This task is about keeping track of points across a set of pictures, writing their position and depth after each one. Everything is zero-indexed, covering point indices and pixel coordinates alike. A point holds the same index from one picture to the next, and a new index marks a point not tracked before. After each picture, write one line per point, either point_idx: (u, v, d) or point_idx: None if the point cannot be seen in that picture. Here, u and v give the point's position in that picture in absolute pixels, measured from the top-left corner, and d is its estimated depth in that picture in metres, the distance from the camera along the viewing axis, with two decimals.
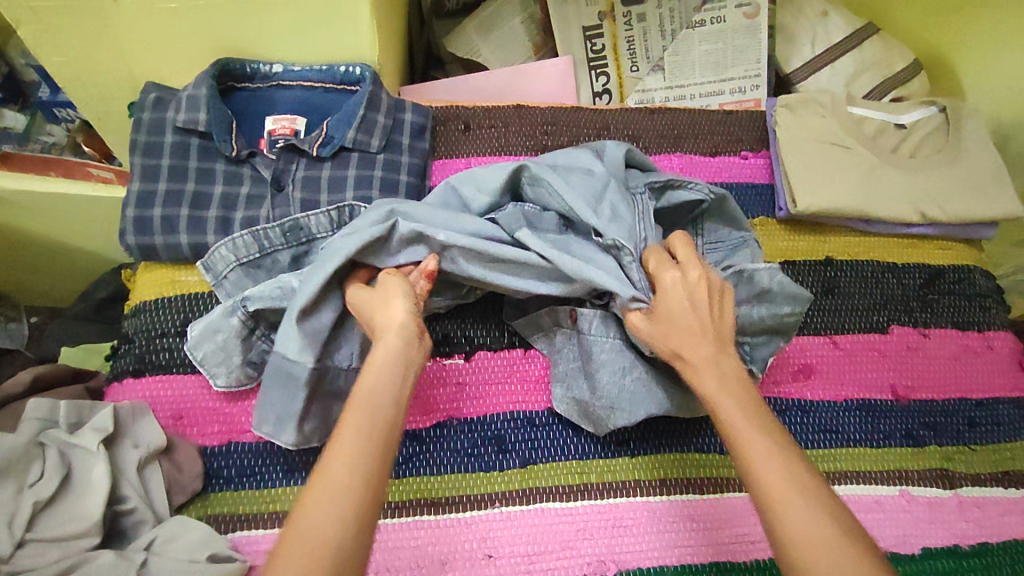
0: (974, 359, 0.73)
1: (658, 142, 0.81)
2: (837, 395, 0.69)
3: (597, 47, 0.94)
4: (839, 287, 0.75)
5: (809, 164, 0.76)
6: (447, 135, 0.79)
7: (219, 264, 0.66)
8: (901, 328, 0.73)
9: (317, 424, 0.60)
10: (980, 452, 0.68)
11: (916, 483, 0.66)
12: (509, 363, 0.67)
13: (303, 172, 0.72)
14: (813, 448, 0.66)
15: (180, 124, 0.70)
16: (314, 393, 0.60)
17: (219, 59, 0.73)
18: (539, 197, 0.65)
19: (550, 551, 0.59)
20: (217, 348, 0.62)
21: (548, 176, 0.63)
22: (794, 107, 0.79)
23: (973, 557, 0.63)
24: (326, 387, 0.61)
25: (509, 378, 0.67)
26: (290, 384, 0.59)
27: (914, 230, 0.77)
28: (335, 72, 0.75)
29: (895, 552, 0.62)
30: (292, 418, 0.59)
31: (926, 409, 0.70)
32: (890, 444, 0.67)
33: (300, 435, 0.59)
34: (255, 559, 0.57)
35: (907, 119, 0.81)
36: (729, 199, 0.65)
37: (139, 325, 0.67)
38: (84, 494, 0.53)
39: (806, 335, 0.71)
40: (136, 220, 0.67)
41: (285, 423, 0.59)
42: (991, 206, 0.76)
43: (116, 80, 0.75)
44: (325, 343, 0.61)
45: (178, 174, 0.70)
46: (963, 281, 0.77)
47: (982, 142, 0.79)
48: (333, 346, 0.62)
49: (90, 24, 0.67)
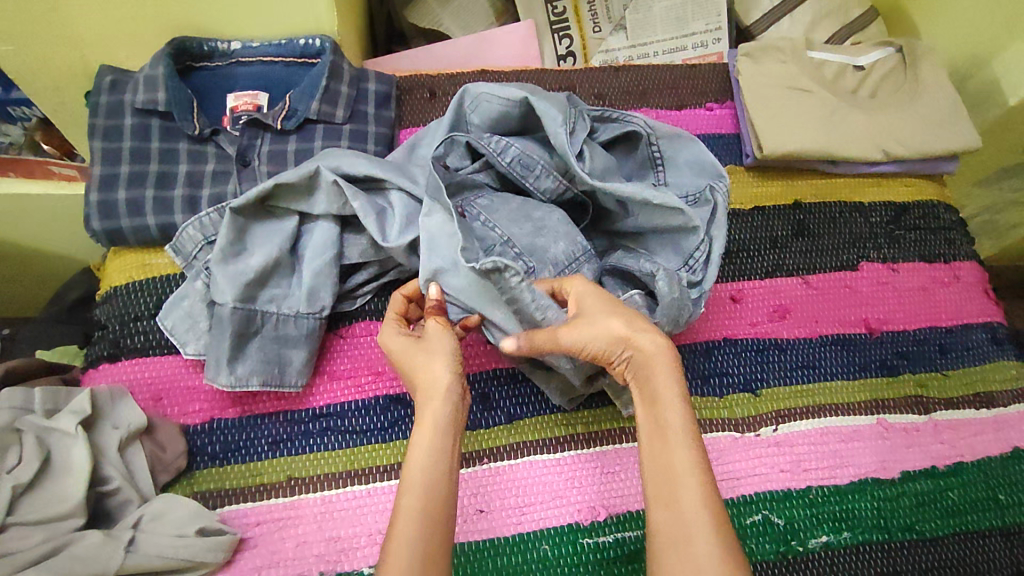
0: (942, 289, 0.75)
1: (624, 98, 0.81)
2: (812, 332, 0.70)
3: (559, 10, 0.93)
4: (808, 228, 0.76)
5: (773, 109, 0.76)
6: (413, 103, 0.78)
7: (188, 245, 0.64)
8: (870, 264, 0.75)
9: (251, 366, 0.60)
10: (951, 377, 0.70)
11: (892, 410, 0.68)
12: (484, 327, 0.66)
13: (269, 147, 0.71)
14: (792, 384, 0.68)
15: (138, 106, 0.68)
16: (246, 336, 0.60)
17: (174, 37, 0.72)
18: (486, 116, 0.66)
19: (541, 501, 0.60)
20: (184, 315, 0.62)
21: (493, 91, 0.66)
22: (754, 56, 0.80)
23: (949, 476, 0.65)
24: (269, 329, 0.61)
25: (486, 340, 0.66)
26: (226, 322, 0.60)
27: (878, 168, 0.79)
28: (295, 45, 0.74)
29: (875, 478, 0.64)
30: (225, 354, 0.59)
31: (898, 339, 0.72)
32: (866, 376, 0.69)
33: (234, 377, 0.59)
34: (247, 531, 0.57)
35: (866, 60, 0.82)
36: (682, 135, 0.68)
37: (111, 310, 0.66)
38: (65, 477, 0.52)
39: (779, 276, 0.73)
40: (100, 205, 0.66)
41: (222, 360, 0.59)
42: (952, 139, 0.77)
43: (69, 67, 0.73)
44: (258, 287, 0.61)
45: (140, 156, 0.68)
46: (928, 216, 0.79)
47: (939, 78, 0.80)
48: (271, 291, 0.62)
49: (37, 9, 0.65)
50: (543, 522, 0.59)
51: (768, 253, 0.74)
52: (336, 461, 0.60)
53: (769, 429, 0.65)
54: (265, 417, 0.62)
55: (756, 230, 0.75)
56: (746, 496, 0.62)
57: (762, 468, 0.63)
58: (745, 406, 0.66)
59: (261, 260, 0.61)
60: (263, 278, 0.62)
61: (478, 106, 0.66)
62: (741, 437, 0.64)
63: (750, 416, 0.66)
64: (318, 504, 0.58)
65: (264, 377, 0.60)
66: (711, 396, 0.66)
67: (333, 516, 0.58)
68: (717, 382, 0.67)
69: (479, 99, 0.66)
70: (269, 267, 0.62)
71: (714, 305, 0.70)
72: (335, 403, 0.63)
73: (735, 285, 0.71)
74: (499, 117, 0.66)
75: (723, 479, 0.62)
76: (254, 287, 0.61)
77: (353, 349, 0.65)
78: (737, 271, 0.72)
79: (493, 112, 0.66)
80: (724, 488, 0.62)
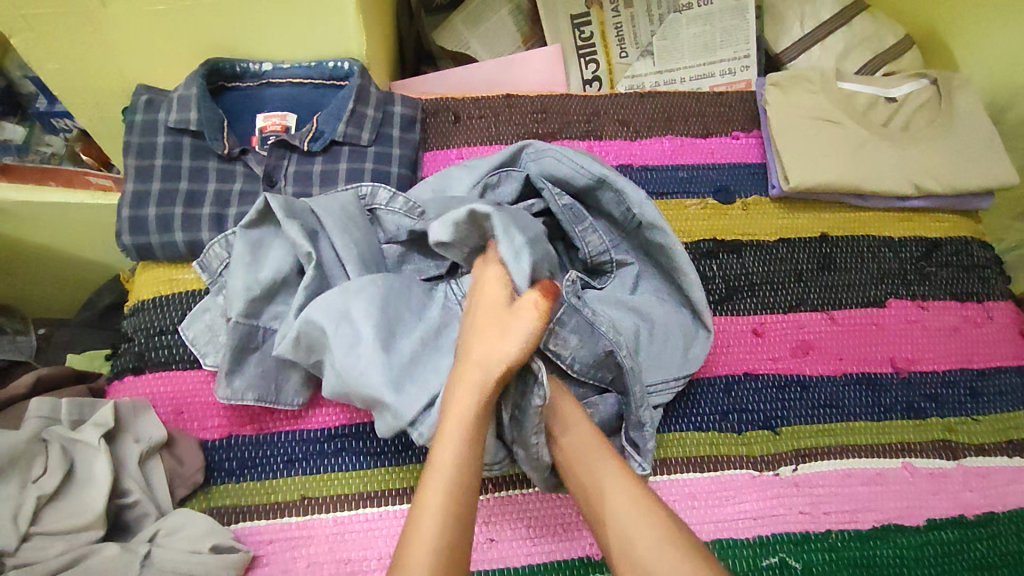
0: (973, 330, 0.73)
1: (648, 125, 0.81)
2: (836, 370, 0.69)
3: (586, 35, 0.94)
4: (835, 262, 0.74)
5: (800, 141, 0.76)
6: (438, 126, 0.79)
7: (215, 262, 0.66)
8: (898, 301, 0.73)
9: (248, 379, 0.60)
10: (982, 421, 0.68)
11: (918, 454, 0.65)
12: None
13: (295, 168, 0.72)
14: (813, 423, 0.66)
15: (172, 124, 0.70)
16: (243, 353, 0.61)
17: (208, 59, 0.74)
18: (544, 168, 0.66)
19: (551, 533, 0.59)
20: (205, 327, 0.64)
21: (553, 148, 0.66)
22: (783, 85, 0.80)
23: (978, 526, 0.62)
24: (269, 347, 0.62)
25: None
26: (229, 336, 0.60)
27: (908, 204, 0.77)
28: (325, 68, 0.76)
29: (898, 524, 0.62)
30: (225, 367, 0.60)
31: (926, 381, 0.69)
32: (891, 417, 0.67)
33: (231, 390, 0.60)
34: (258, 549, 0.57)
35: (897, 92, 0.81)
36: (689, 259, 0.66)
37: (138, 323, 0.68)
38: (86, 489, 0.53)
39: (802, 311, 0.71)
40: (132, 220, 0.68)
41: (221, 372, 0.60)
42: (986, 176, 0.75)
43: (110, 84, 0.76)
44: (262, 297, 0.62)
45: (172, 174, 0.70)
46: (961, 253, 0.77)
47: (975, 112, 0.78)
48: (268, 302, 0.62)
49: (81, 30, 0.68)
50: (553, 555, 0.58)
51: (791, 287, 0.72)
52: (348, 483, 0.60)
53: (788, 469, 0.63)
54: (281, 434, 0.62)
55: (781, 263, 0.74)
56: (761, 537, 0.60)
57: (780, 509, 0.62)
58: (764, 443, 0.65)
59: (270, 274, 0.62)
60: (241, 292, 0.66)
61: (539, 158, 0.67)
62: (759, 475, 0.63)
63: (768, 454, 0.64)
64: (330, 526, 0.58)
65: (259, 393, 0.60)
66: (728, 431, 0.65)
67: (344, 539, 0.58)
68: (734, 418, 0.66)
69: (542, 153, 0.67)
70: (276, 283, 0.62)
71: (734, 339, 0.69)
72: (349, 424, 0.63)
73: (756, 319, 0.70)
74: (561, 175, 0.66)
75: (738, 518, 0.61)
76: (260, 302, 0.62)
77: None
78: (760, 305, 0.71)
79: (556, 169, 0.66)
80: (740, 528, 0.60)
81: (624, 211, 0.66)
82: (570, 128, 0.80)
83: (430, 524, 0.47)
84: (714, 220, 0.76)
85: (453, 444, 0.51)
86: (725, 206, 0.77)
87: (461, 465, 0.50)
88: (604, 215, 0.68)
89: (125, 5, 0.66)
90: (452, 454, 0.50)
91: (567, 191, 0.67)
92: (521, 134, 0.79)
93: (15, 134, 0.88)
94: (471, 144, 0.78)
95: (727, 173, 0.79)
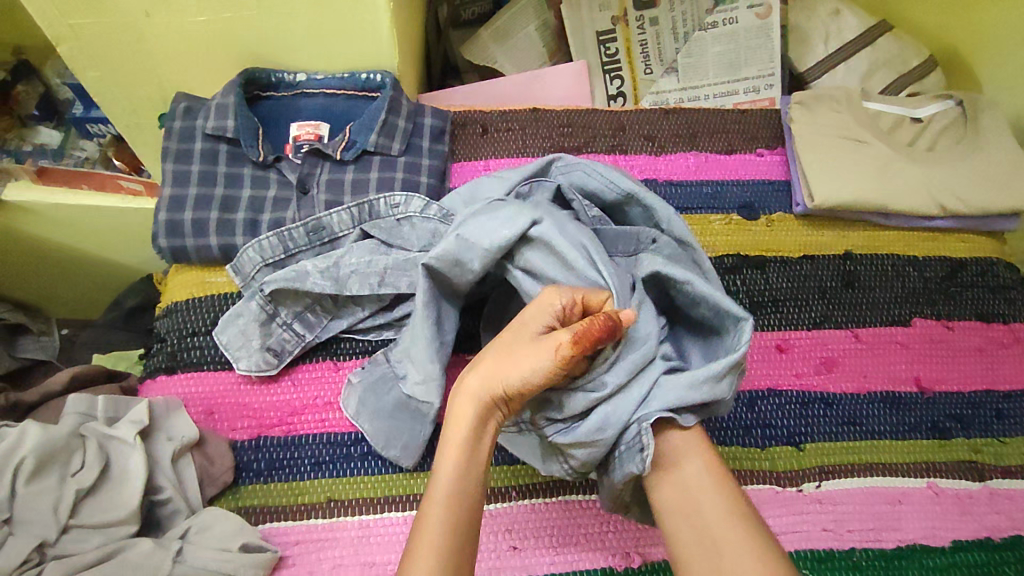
0: (1000, 351, 0.72)
1: (673, 140, 0.82)
2: (860, 388, 0.69)
3: (611, 51, 0.96)
4: (859, 280, 0.75)
5: (825, 160, 0.76)
6: (466, 138, 0.80)
7: (248, 266, 0.68)
8: (923, 321, 0.73)
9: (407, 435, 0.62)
10: (1009, 443, 0.68)
11: (942, 475, 0.65)
12: None
13: (328, 176, 0.73)
14: (838, 440, 0.66)
15: (209, 131, 0.72)
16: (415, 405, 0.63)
17: (245, 68, 0.76)
18: (574, 182, 0.67)
19: (574, 543, 0.59)
20: (238, 332, 0.66)
21: (584, 161, 0.67)
22: (808, 104, 0.81)
23: (1006, 549, 0.62)
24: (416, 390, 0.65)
25: None
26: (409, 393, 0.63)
27: (934, 223, 0.78)
28: (358, 79, 0.77)
29: (924, 544, 0.62)
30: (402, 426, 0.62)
31: (952, 401, 0.69)
32: (917, 436, 0.67)
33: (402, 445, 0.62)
34: (285, 549, 0.58)
35: (923, 113, 0.81)
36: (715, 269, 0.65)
37: (171, 325, 0.69)
38: (122, 484, 0.55)
39: (827, 328, 0.72)
40: (168, 224, 0.70)
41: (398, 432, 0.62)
42: (1013, 197, 0.75)
43: (149, 92, 0.78)
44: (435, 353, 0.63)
45: (208, 180, 0.72)
46: (987, 274, 0.77)
47: (1001, 134, 0.79)
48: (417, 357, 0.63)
49: (125, 39, 0.70)
50: (576, 564, 0.58)
51: (816, 304, 0.73)
52: (374, 487, 0.61)
53: (812, 485, 0.63)
54: (310, 436, 0.63)
55: (805, 280, 0.74)
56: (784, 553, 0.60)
57: (803, 525, 0.61)
58: (788, 459, 0.65)
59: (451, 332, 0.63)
60: (275, 300, 0.66)
61: (569, 172, 0.68)
62: (783, 491, 0.63)
63: (793, 469, 0.64)
64: (355, 528, 0.59)
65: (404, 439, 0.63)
66: (753, 446, 0.65)
67: (369, 541, 0.58)
68: (759, 433, 0.66)
69: (572, 167, 0.68)
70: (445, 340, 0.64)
71: (758, 354, 0.69)
72: None
73: (781, 334, 0.71)
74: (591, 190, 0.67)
75: None
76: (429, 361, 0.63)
77: None
78: (784, 321, 0.71)
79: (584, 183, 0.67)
80: None
81: (651, 226, 0.67)
82: (596, 141, 0.81)
83: (434, 531, 0.48)
84: (738, 235, 0.77)
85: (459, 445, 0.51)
86: (750, 221, 0.77)
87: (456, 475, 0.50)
88: None
89: (168, 16, 0.68)
90: (452, 465, 0.50)
91: (597, 205, 0.68)
92: (548, 148, 0.80)
93: (51, 138, 0.91)
94: (498, 156, 0.79)
95: (751, 190, 0.79)
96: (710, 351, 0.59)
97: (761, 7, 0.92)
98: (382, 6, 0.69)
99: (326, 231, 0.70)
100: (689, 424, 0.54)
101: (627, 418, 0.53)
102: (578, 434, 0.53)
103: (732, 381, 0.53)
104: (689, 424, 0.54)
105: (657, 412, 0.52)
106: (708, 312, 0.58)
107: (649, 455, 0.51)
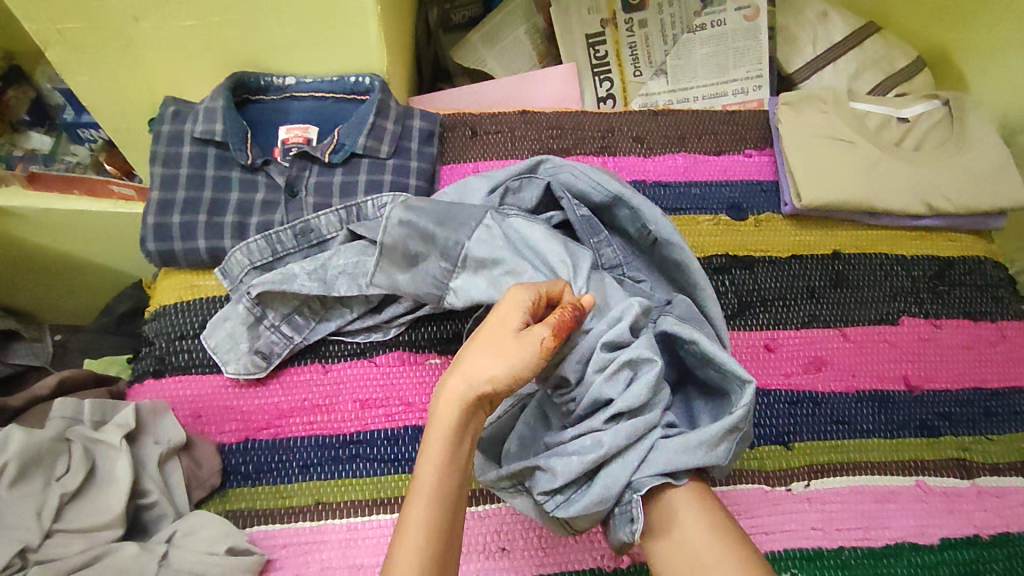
0: (987, 349, 0.73)
1: (662, 142, 0.82)
2: (849, 386, 0.69)
3: (601, 54, 0.96)
4: (847, 279, 0.75)
5: (812, 160, 0.77)
6: (455, 141, 0.80)
7: (236, 269, 0.68)
8: (911, 319, 0.73)
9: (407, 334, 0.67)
10: (996, 441, 0.68)
11: (930, 473, 0.65)
12: (391, 378, 0.66)
13: (316, 179, 0.73)
14: (825, 438, 0.66)
15: (198, 135, 0.72)
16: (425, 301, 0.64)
17: (234, 72, 0.76)
18: (563, 181, 0.68)
19: (563, 544, 0.59)
20: (226, 336, 0.65)
21: (572, 162, 0.67)
22: (795, 104, 0.81)
23: (994, 546, 0.62)
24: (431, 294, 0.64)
25: (391, 392, 0.65)
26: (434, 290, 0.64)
27: (921, 222, 0.78)
28: (347, 83, 0.78)
29: (912, 542, 0.62)
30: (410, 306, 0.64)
31: (940, 399, 0.69)
32: (904, 434, 0.67)
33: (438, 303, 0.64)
34: (273, 552, 0.58)
35: (909, 112, 0.82)
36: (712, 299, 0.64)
37: (159, 327, 0.69)
38: (107, 488, 0.54)
39: (815, 328, 0.72)
40: (156, 227, 0.70)
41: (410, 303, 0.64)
42: (998, 197, 0.76)
43: (137, 96, 0.78)
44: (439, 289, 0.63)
45: (196, 183, 0.72)
46: (974, 272, 0.77)
47: (988, 133, 0.79)
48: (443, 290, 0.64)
49: (114, 44, 0.70)
50: (566, 565, 0.58)
51: (804, 303, 0.73)
52: (362, 489, 0.61)
53: (800, 484, 0.63)
54: (298, 438, 0.63)
55: (793, 279, 0.74)
56: (774, 553, 0.60)
57: (792, 524, 0.61)
58: (777, 458, 0.65)
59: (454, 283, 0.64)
60: (263, 302, 0.66)
61: (557, 173, 0.68)
62: (771, 490, 0.63)
63: (781, 469, 0.64)
64: (343, 531, 0.59)
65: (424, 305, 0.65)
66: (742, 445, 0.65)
67: (357, 544, 0.58)
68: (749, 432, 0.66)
69: (560, 168, 0.68)
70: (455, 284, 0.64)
71: (746, 353, 0.70)
72: (363, 431, 0.63)
73: (769, 333, 0.71)
74: (579, 191, 0.67)
75: (750, 533, 0.61)
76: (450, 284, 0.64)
77: (385, 379, 0.66)
78: (772, 320, 0.72)
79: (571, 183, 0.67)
80: (752, 543, 0.60)
81: (638, 227, 0.67)
82: (585, 143, 0.81)
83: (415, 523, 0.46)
84: (728, 235, 0.77)
85: (437, 441, 0.49)
86: (738, 221, 0.78)
87: (437, 477, 0.48)
88: (620, 233, 0.69)
89: (156, 19, 0.68)
90: (430, 469, 0.48)
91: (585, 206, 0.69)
92: (537, 150, 0.81)
93: (42, 144, 0.91)
94: (487, 158, 0.80)
95: (739, 191, 0.80)
96: (717, 414, 0.57)
97: (749, 9, 0.93)
98: (369, 10, 0.69)
99: (315, 233, 0.70)
100: (682, 485, 0.53)
101: (624, 479, 0.51)
102: (579, 505, 0.52)
103: (728, 446, 0.52)
104: (681, 484, 0.52)
105: (650, 479, 0.51)
106: (716, 373, 0.56)
107: (637, 528, 0.51)
